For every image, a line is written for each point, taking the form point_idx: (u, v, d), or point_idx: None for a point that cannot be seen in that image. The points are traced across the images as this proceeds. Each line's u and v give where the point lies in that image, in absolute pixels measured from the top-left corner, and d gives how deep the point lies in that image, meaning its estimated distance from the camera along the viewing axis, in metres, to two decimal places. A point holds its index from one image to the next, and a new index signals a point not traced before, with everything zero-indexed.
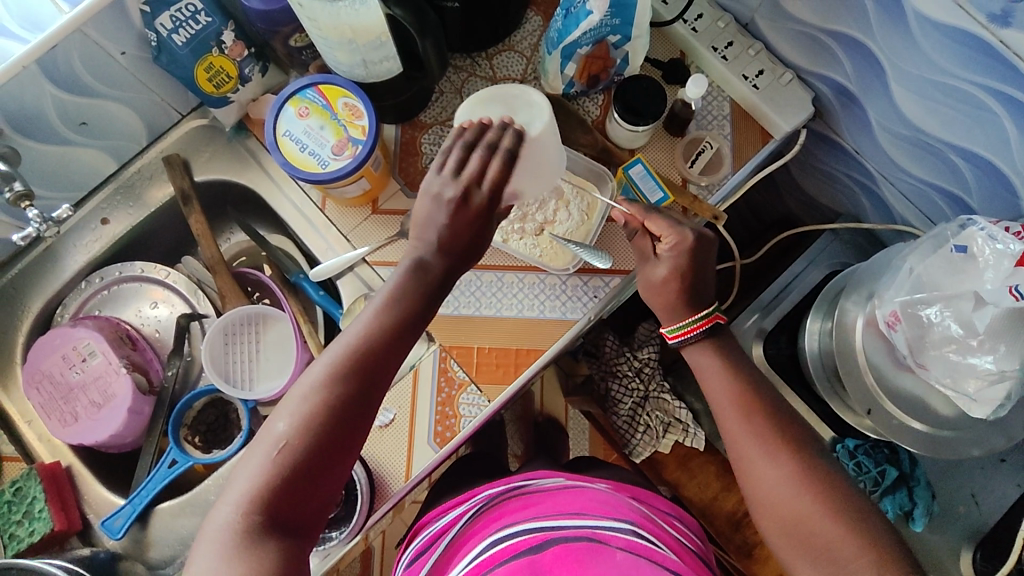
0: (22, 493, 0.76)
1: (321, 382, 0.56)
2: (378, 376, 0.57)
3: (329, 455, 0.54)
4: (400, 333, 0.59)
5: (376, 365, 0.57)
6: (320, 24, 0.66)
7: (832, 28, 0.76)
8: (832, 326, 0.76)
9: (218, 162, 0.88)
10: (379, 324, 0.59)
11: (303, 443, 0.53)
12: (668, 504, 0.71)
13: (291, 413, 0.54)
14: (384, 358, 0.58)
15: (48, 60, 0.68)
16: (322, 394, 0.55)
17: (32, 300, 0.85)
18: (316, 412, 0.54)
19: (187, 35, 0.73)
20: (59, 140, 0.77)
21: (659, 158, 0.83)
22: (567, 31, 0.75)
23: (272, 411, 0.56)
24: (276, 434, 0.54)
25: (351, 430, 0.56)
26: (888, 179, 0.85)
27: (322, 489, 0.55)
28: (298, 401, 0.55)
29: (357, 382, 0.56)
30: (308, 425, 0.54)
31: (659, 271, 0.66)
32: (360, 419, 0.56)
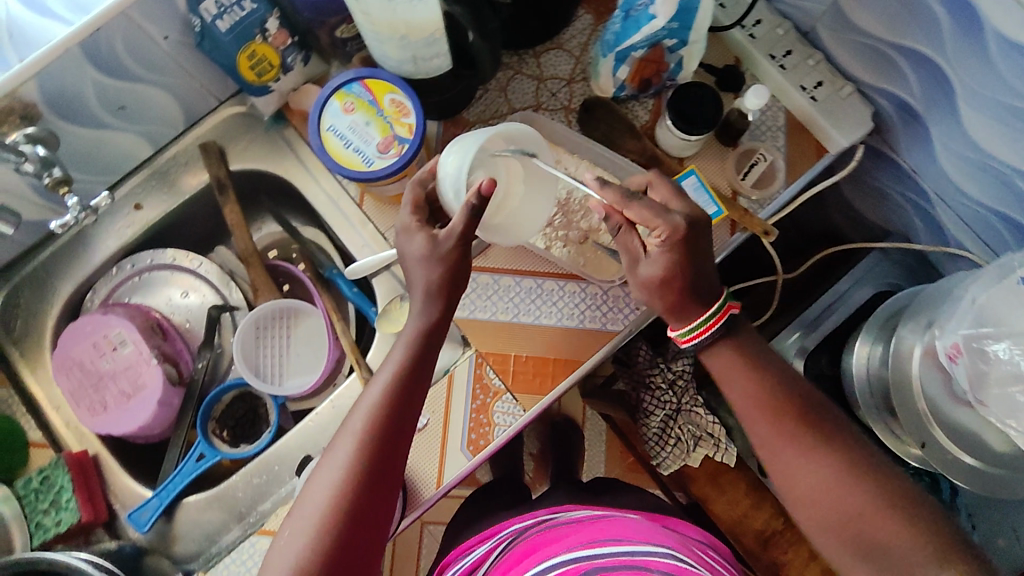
0: (50, 482, 0.76)
1: (336, 465, 0.56)
2: (390, 445, 0.58)
3: (357, 534, 0.54)
4: (404, 398, 0.60)
5: (386, 435, 0.58)
6: (373, 19, 0.63)
7: (901, 42, 0.72)
8: (889, 353, 0.74)
9: (254, 152, 0.86)
10: (382, 394, 0.59)
11: (328, 530, 0.53)
12: (701, 532, 0.71)
13: (321, 485, 0.56)
14: (400, 415, 0.59)
15: (91, 43, 0.66)
16: (339, 477, 0.55)
17: (62, 284, 0.84)
18: (336, 496, 0.55)
19: (231, 21, 0.71)
20: (97, 125, 0.75)
21: (709, 168, 0.81)
22: (625, 34, 0.72)
23: (293, 505, 0.56)
24: (301, 526, 0.54)
25: (375, 506, 0.55)
26: (945, 201, 0.82)
27: (358, 574, 0.53)
28: (319, 490, 0.55)
29: (370, 456, 0.56)
30: (331, 511, 0.54)
31: (658, 269, 0.63)
32: (381, 492, 0.56)
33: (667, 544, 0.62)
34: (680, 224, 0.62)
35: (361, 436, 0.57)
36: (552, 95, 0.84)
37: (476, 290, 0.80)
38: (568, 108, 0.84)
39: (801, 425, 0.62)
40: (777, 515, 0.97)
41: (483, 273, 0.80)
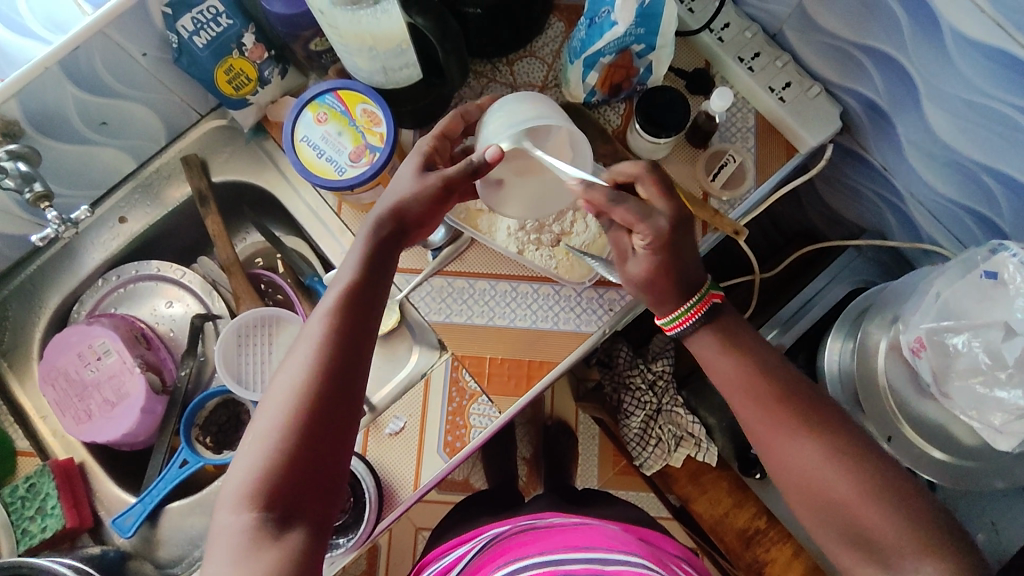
0: (36, 490, 0.77)
1: (297, 370, 0.57)
2: (352, 351, 0.58)
3: (320, 437, 0.55)
4: (366, 304, 0.60)
5: (346, 340, 0.58)
6: (340, 31, 0.65)
7: (863, 42, 0.73)
8: (855, 347, 0.75)
9: (236, 164, 0.88)
10: (343, 301, 0.60)
11: (290, 433, 0.54)
12: (676, 545, 0.74)
13: (274, 403, 0.56)
14: (351, 327, 0.59)
15: (70, 61, 0.68)
16: (300, 381, 0.56)
17: (49, 297, 0.86)
18: (297, 400, 0.55)
19: (208, 37, 0.73)
20: (79, 140, 0.77)
21: (679, 170, 0.81)
22: (590, 41, 0.73)
23: (255, 411, 0.57)
24: (263, 429, 0.55)
25: (339, 408, 0.56)
26: (916, 198, 0.83)
27: (324, 475, 0.55)
28: (280, 394, 0.56)
29: (332, 361, 0.57)
30: (292, 414, 0.55)
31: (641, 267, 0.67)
32: (345, 396, 0.57)
33: (637, 553, 0.64)
34: (663, 229, 0.64)
35: (322, 341, 0.58)
36: None
37: (452, 295, 0.81)
38: None
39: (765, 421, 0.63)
40: (760, 514, 0.97)
41: (458, 278, 0.82)
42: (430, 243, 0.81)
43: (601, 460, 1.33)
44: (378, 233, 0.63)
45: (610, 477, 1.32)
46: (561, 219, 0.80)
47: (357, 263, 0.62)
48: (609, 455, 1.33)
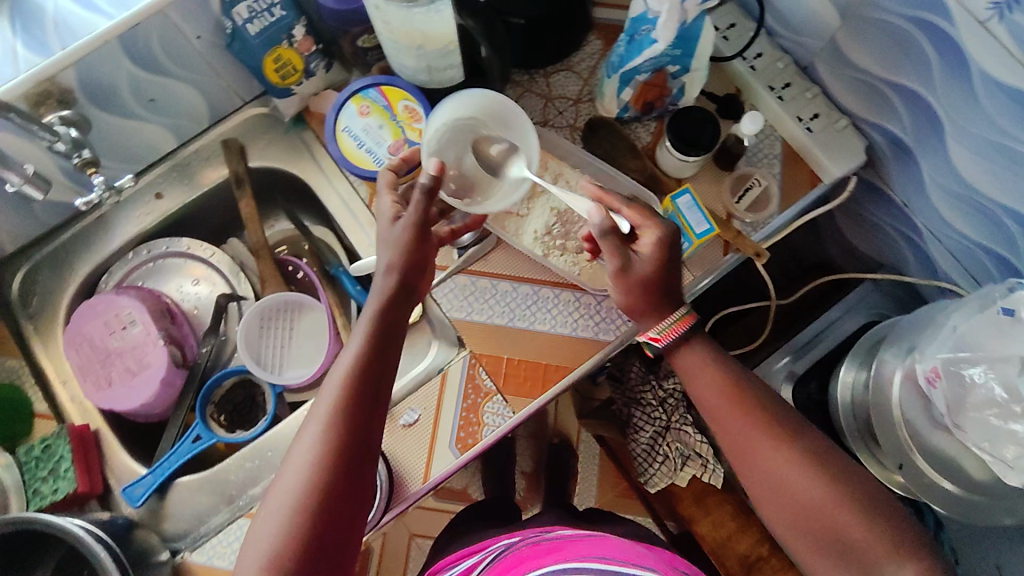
0: (51, 451, 0.78)
1: (314, 438, 0.58)
2: (367, 415, 0.60)
3: (351, 472, 0.58)
4: (378, 369, 0.63)
5: (361, 406, 0.60)
6: (392, 28, 0.66)
7: (894, 80, 0.76)
8: (870, 378, 0.77)
9: (273, 152, 0.90)
10: (356, 366, 0.62)
11: (322, 469, 0.57)
12: None
13: (292, 470, 0.57)
14: (365, 392, 0.61)
15: (129, 37, 0.71)
16: (329, 420, 0.59)
17: (80, 265, 0.88)
18: (316, 466, 0.57)
19: (260, 26, 0.76)
20: (128, 114, 0.80)
21: (705, 190, 0.84)
22: (629, 57, 0.75)
23: (272, 481, 0.58)
24: (295, 467, 0.57)
25: (365, 443, 0.60)
26: (935, 235, 0.85)
27: (352, 508, 0.58)
28: (310, 433, 0.59)
29: (348, 427, 0.59)
30: (324, 453, 0.57)
31: (643, 267, 0.67)
32: (362, 460, 0.59)
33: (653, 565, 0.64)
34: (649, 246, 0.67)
35: (336, 409, 0.59)
36: (559, 112, 0.88)
37: (475, 293, 0.84)
38: (573, 126, 0.88)
39: (735, 412, 0.65)
40: (763, 541, 0.98)
41: (482, 277, 0.84)
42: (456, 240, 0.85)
43: (601, 481, 1.32)
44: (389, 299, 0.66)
45: (610, 499, 1.32)
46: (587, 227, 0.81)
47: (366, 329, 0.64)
48: (610, 477, 1.33)
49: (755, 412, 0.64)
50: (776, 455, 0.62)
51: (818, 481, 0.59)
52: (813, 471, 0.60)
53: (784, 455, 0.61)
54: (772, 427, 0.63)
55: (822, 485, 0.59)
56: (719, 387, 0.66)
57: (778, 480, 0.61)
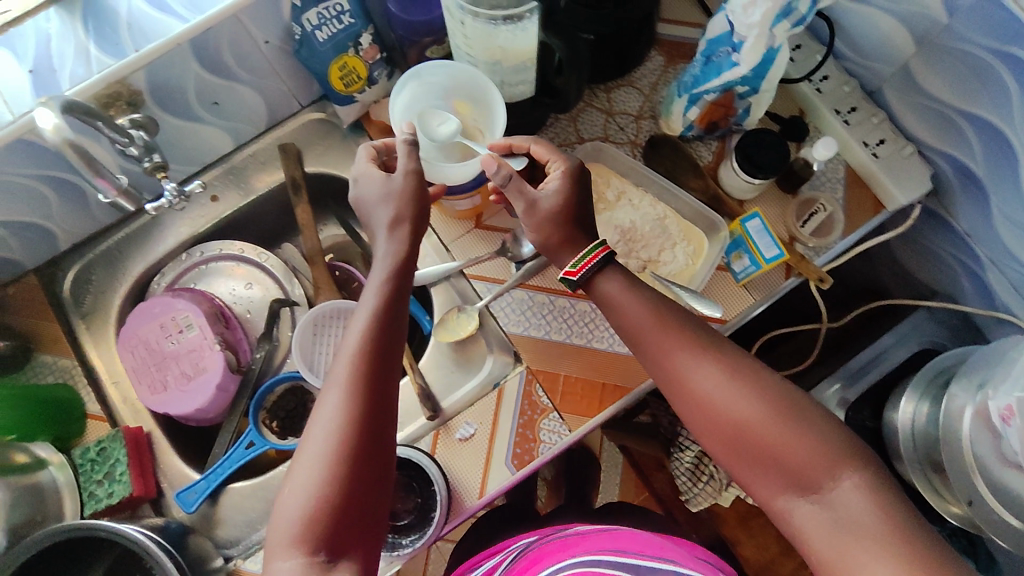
0: (106, 454, 0.78)
1: (336, 405, 0.57)
2: (385, 380, 0.59)
3: (371, 447, 0.57)
4: (392, 332, 0.61)
5: (379, 371, 0.59)
6: (472, 43, 0.66)
7: (969, 110, 0.75)
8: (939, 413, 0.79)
9: (330, 157, 0.90)
10: (371, 331, 0.60)
11: (343, 445, 0.55)
12: None
13: (315, 439, 0.56)
14: (383, 357, 0.60)
15: (202, 41, 0.70)
16: (347, 396, 0.57)
17: (133, 265, 0.88)
18: (340, 433, 0.56)
19: (328, 34, 0.75)
20: (192, 117, 0.79)
21: (768, 212, 0.84)
22: (705, 79, 0.74)
23: (294, 452, 0.57)
24: (316, 445, 0.56)
25: (383, 416, 0.58)
26: (998, 265, 0.84)
27: (377, 482, 0.57)
28: (331, 402, 0.57)
29: (369, 394, 0.58)
30: (344, 429, 0.56)
31: (548, 200, 0.66)
32: (384, 427, 0.58)
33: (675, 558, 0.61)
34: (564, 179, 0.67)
35: (355, 375, 0.58)
36: (620, 128, 0.88)
37: (532, 308, 0.83)
38: (634, 142, 0.87)
39: (658, 332, 0.63)
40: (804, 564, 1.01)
41: (540, 293, 0.84)
42: (519, 255, 0.83)
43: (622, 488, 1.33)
44: (399, 261, 0.64)
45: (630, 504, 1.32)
46: (650, 247, 0.80)
47: (377, 291, 0.62)
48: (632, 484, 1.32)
49: (672, 328, 0.62)
50: (716, 378, 0.59)
51: (755, 401, 0.57)
52: (742, 387, 0.58)
53: (709, 372, 0.60)
54: (705, 343, 0.61)
55: (761, 402, 0.57)
56: (638, 305, 0.64)
57: (713, 406, 0.59)
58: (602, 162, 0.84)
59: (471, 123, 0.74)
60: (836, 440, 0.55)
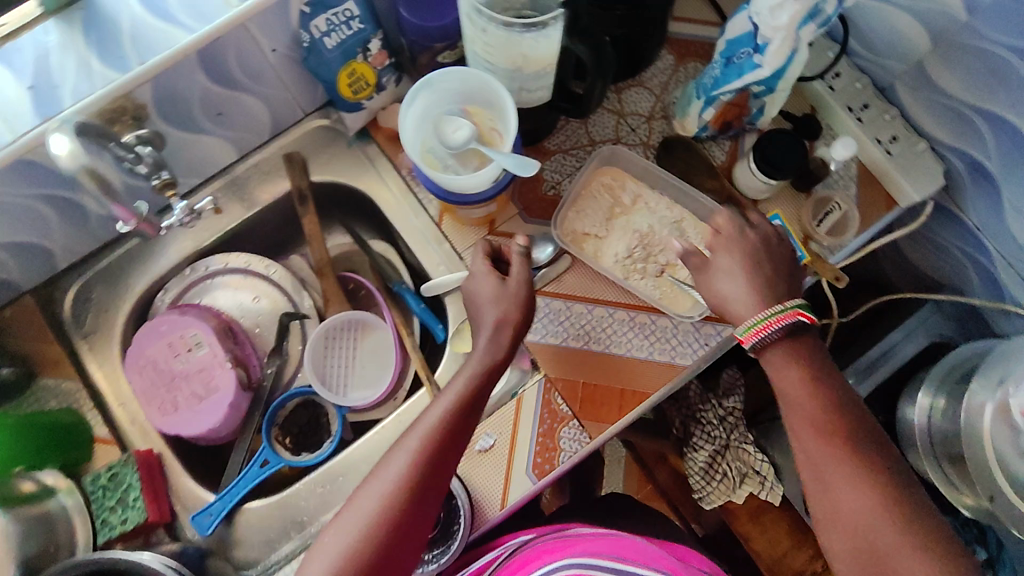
0: (118, 480, 0.75)
1: (399, 464, 0.62)
2: (449, 461, 0.64)
3: (418, 511, 0.61)
4: (468, 421, 0.66)
5: (446, 448, 0.63)
6: (493, 50, 0.65)
7: (983, 106, 0.75)
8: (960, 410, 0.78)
9: (336, 165, 0.87)
10: (451, 414, 0.65)
11: (398, 501, 0.60)
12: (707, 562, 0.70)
13: (376, 489, 0.61)
14: (451, 440, 0.64)
15: (209, 50, 0.67)
16: (412, 459, 0.62)
17: (136, 282, 0.85)
18: (397, 489, 0.61)
19: (338, 40, 0.73)
20: (195, 128, 0.76)
21: (785, 211, 0.83)
22: (725, 80, 0.73)
23: (348, 500, 0.61)
24: (375, 491, 0.61)
25: (438, 488, 0.62)
26: (1006, 258, 0.84)
27: (412, 544, 0.61)
28: (399, 460, 0.62)
29: (430, 466, 0.62)
30: (403, 486, 0.61)
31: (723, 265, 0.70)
32: (433, 498, 0.62)
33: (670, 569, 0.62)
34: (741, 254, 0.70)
35: (423, 447, 0.62)
36: (632, 130, 0.86)
37: (549, 315, 0.82)
38: (646, 143, 0.86)
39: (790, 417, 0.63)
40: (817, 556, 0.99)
41: (557, 299, 0.82)
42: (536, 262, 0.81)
43: (626, 480, 1.29)
44: (490, 360, 0.68)
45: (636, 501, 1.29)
46: (665, 253, 0.81)
47: (464, 381, 0.67)
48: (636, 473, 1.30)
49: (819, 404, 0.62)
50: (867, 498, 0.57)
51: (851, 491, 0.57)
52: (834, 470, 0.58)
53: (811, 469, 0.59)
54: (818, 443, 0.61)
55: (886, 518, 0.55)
56: (803, 385, 0.63)
57: (837, 512, 0.58)
58: (617, 164, 0.84)
59: (487, 126, 0.71)
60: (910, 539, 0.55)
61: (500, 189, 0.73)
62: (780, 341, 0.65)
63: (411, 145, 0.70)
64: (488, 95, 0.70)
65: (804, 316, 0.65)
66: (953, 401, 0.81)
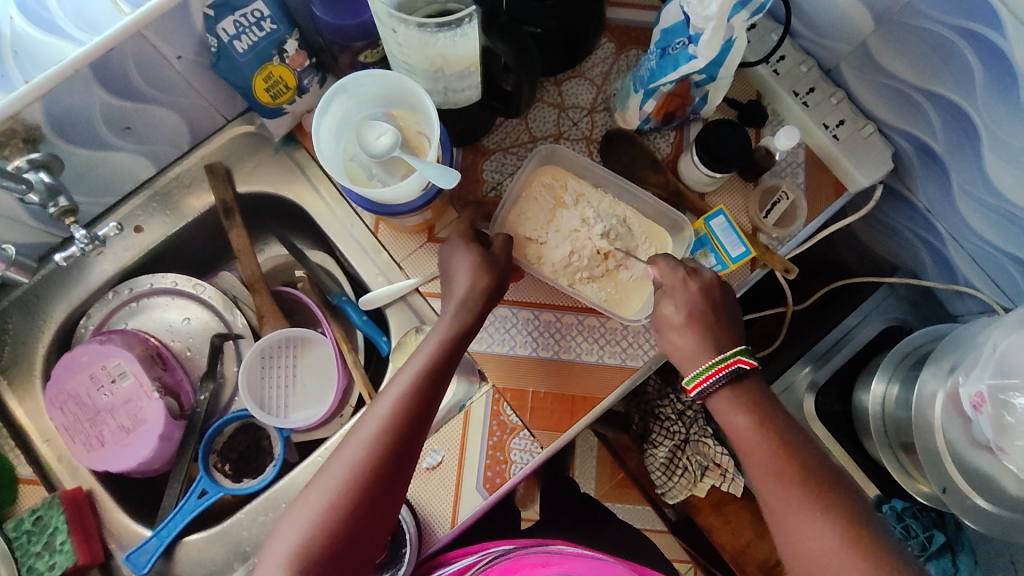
0: (43, 523, 0.72)
1: (364, 438, 0.60)
2: (416, 432, 0.61)
3: (371, 508, 0.58)
4: (434, 391, 0.63)
5: (414, 421, 0.61)
6: (409, 52, 0.60)
7: (929, 87, 0.73)
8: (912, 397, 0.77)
9: (263, 174, 0.82)
10: (416, 384, 0.62)
11: (347, 500, 0.57)
12: None
13: (340, 463, 0.59)
14: (418, 412, 0.61)
15: (103, 63, 0.62)
16: (361, 456, 0.59)
17: (54, 310, 0.80)
18: (363, 463, 0.58)
19: (249, 43, 0.67)
20: (101, 145, 0.71)
21: (731, 203, 0.81)
22: (662, 72, 0.70)
23: (314, 475, 0.59)
24: (323, 490, 0.58)
25: (391, 487, 0.59)
26: (957, 240, 0.83)
27: (366, 544, 0.58)
28: (365, 432, 0.60)
29: (397, 438, 0.60)
30: (352, 483, 0.58)
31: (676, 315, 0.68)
32: (401, 473, 0.60)
33: None
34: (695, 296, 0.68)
35: (390, 420, 0.60)
36: (573, 124, 0.83)
37: (494, 323, 0.78)
38: (588, 138, 0.83)
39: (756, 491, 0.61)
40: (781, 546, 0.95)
41: (501, 306, 0.79)
42: None
43: (598, 474, 1.28)
44: (457, 328, 0.66)
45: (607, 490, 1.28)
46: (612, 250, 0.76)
47: (431, 352, 0.64)
48: (607, 467, 1.28)
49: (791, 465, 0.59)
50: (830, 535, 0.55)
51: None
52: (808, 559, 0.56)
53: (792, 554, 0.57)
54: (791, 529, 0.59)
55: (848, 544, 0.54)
56: (752, 429, 0.62)
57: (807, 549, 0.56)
58: (557, 164, 0.80)
59: (413, 130, 0.68)
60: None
61: (431, 197, 0.69)
62: (727, 391, 0.64)
63: (330, 158, 0.66)
64: (407, 97, 0.66)
65: (745, 362, 0.64)
66: (906, 388, 0.79)
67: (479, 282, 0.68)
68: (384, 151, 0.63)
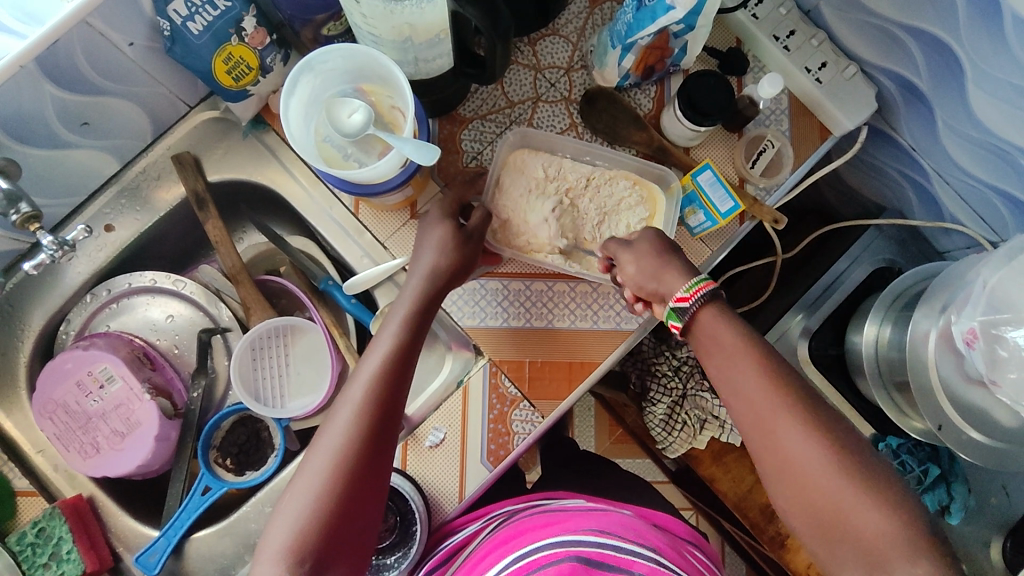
0: (47, 534, 0.71)
1: (344, 426, 0.58)
2: (393, 412, 0.60)
3: (360, 496, 0.57)
4: (406, 369, 0.62)
5: (391, 403, 0.60)
6: (374, 23, 0.57)
7: (910, 23, 0.71)
8: (906, 337, 0.77)
9: (233, 161, 0.79)
10: (388, 362, 0.61)
11: (333, 491, 0.55)
12: (686, 530, 0.70)
13: (321, 455, 0.57)
14: (394, 392, 0.60)
15: (48, 56, 0.58)
16: (344, 444, 0.57)
17: (31, 318, 0.77)
18: (346, 452, 0.57)
19: (203, 23, 0.63)
20: (60, 143, 0.67)
21: (716, 156, 0.79)
22: (639, 25, 0.67)
23: (296, 470, 0.58)
24: (308, 484, 0.56)
25: (375, 472, 0.58)
26: (943, 176, 0.82)
27: (360, 530, 0.57)
28: (342, 419, 0.58)
29: (376, 422, 0.58)
30: (338, 471, 0.56)
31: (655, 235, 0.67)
32: (384, 456, 0.59)
33: (651, 545, 0.59)
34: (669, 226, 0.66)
35: (367, 403, 0.59)
36: (550, 86, 0.80)
37: (486, 297, 0.77)
38: (568, 99, 0.80)
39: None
40: None
41: (492, 280, 0.78)
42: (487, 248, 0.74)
43: (597, 432, 1.30)
44: (420, 301, 0.64)
45: (607, 446, 1.29)
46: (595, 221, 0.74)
47: (397, 329, 0.63)
48: (606, 424, 1.30)
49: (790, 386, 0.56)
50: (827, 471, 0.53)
51: (847, 474, 0.52)
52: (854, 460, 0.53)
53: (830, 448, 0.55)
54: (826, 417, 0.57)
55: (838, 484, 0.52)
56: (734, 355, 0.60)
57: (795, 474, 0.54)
58: (531, 144, 0.77)
59: (385, 105, 0.65)
60: (923, 521, 0.51)
61: (412, 173, 0.66)
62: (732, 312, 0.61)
63: (302, 141, 0.63)
64: (376, 70, 0.63)
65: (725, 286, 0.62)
66: (898, 328, 0.80)
67: (444, 258, 0.66)
68: (360, 130, 0.61)
